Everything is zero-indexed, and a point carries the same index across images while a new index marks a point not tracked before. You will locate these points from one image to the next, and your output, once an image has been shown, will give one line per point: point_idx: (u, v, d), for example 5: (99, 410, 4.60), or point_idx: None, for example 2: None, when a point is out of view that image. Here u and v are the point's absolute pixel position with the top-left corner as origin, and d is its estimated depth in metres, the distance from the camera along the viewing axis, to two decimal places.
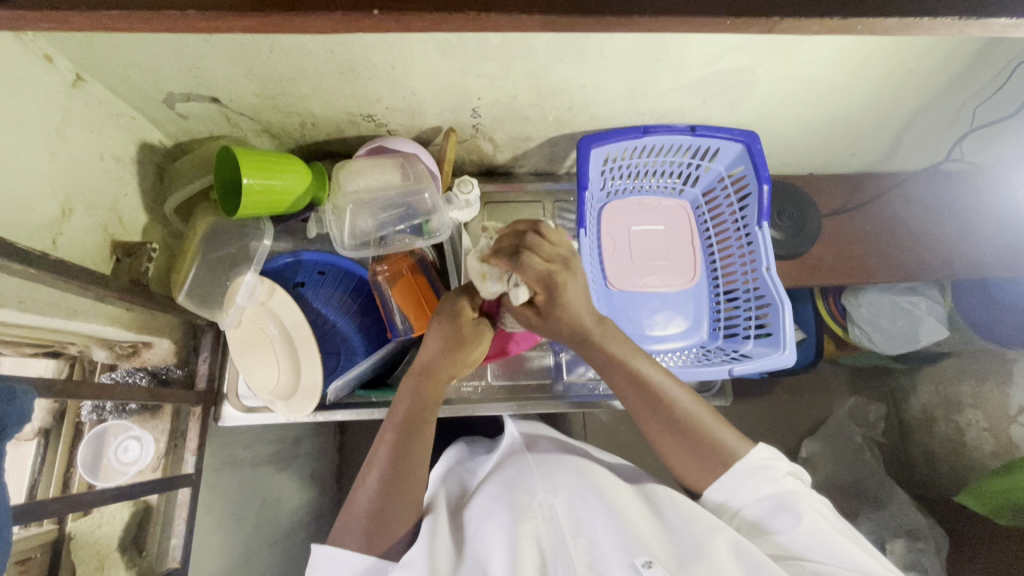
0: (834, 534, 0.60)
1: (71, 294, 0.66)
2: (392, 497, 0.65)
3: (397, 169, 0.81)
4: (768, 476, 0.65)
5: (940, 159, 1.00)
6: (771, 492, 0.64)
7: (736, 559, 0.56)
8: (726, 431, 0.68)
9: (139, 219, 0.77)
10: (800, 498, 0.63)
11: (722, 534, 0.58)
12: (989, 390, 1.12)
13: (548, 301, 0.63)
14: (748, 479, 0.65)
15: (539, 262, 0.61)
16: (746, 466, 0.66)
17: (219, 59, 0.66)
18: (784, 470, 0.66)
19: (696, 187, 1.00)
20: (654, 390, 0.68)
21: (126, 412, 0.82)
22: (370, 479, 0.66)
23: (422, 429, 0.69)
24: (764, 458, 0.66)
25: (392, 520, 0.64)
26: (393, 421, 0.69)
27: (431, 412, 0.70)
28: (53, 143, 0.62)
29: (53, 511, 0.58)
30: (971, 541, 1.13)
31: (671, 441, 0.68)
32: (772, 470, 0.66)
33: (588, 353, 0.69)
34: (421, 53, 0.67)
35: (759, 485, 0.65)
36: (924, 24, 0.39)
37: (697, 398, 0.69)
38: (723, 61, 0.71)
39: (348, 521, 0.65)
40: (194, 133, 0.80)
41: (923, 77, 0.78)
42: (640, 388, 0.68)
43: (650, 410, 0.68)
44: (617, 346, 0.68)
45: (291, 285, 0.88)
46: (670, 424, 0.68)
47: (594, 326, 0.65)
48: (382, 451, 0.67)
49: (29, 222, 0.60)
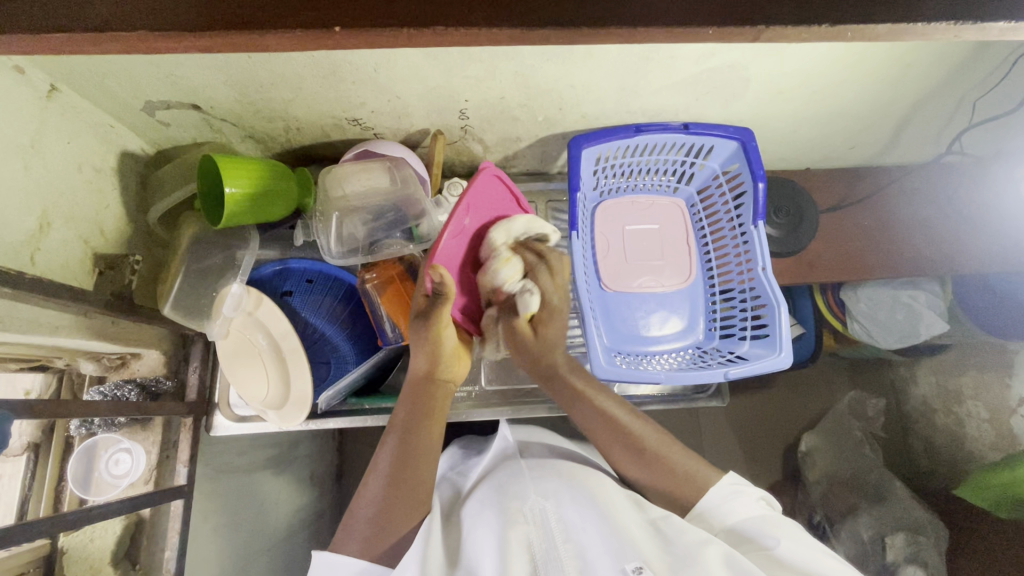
0: (812, 550, 0.59)
1: (53, 310, 0.65)
2: (393, 501, 0.63)
3: (384, 173, 0.80)
4: (744, 499, 0.66)
5: (940, 152, 0.98)
6: (749, 513, 0.64)
7: (726, 566, 0.55)
8: (690, 458, 0.71)
9: (123, 230, 0.76)
10: (776, 519, 0.63)
11: (713, 547, 0.57)
12: (990, 382, 1.11)
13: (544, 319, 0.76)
14: (725, 502, 0.66)
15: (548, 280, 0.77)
16: (720, 489, 0.67)
17: (197, 66, 0.64)
18: (756, 496, 0.67)
19: (690, 185, 0.98)
20: (616, 423, 0.72)
21: (115, 425, 0.81)
22: (371, 486, 0.65)
23: (425, 434, 0.69)
24: (735, 482, 0.68)
25: (393, 525, 0.62)
26: (394, 428, 0.69)
27: (433, 414, 0.71)
28: (27, 157, 0.61)
29: (41, 533, 0.57)
30: (972, 534, 1.13)
31: (639, 470, 0.71)
32: (745, 495, 0.67)
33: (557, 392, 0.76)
34: (404, 57, 0.65)
35: (736, 507, 0.65)
36: (918, 28, 0.38)
37: (660, 429, 0.73)
38: (714, 59, 0.69)
39: (350, 529, 0.64)
40: (177, 140, 0.79)
41: (921, 71, 0.76)
42: (606, 425, 0.72)
43: (619, 445, 0.72)
44: (583, 381, 0.75)
45: (278, 295, 0.86)
46: (635, 453, 0.71)
47: (562, 361, 0.76)
48: (383, 455, 0.67)
49: (5, 240, 0.59)
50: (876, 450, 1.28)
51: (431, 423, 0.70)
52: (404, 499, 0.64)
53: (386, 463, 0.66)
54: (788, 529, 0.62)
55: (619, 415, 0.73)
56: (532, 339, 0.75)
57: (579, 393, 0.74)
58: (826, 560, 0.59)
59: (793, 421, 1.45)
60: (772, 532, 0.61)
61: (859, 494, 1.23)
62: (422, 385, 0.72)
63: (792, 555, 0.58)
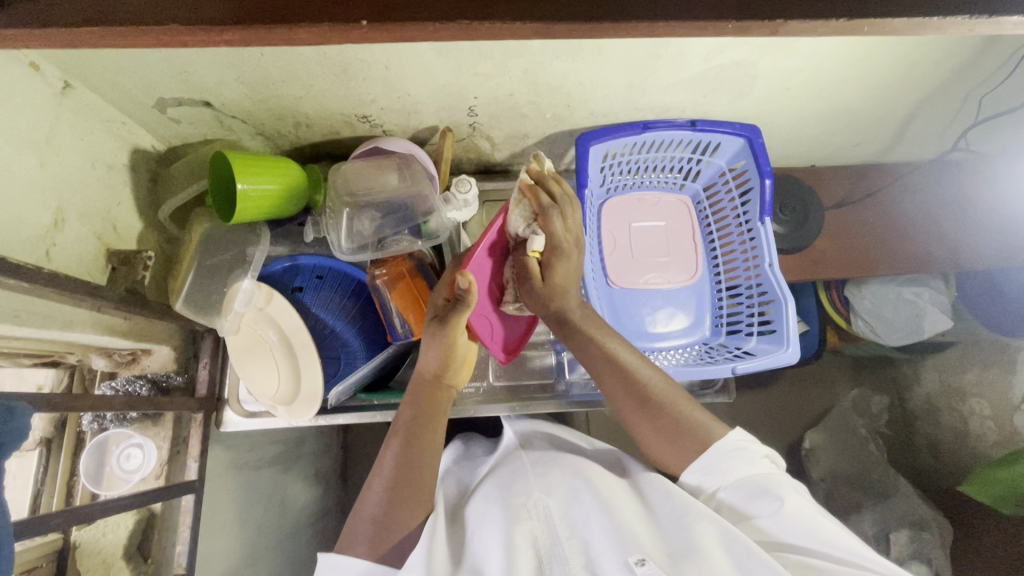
0: (810, 516, 0.59)
1: (67, 306, 0.66)
2: (397, 501, 0.64)
3: (394, 170, 0.81)
4: (746, 456, 0.64)
5: (945, 149, 0.98)
6: (748, 473, 0.63)
7: (727, 552, 0.55)
8: (695, 408, 0.69)
9: (135, 227, 0.76)
10: (777, 479, 0.62)
11: (710, 523, 0.58)
12: (993, 378, 1.11)
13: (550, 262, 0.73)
14: (725, 461, 0.64)
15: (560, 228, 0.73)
16: (724, 445, 0.65)
17: (210, 63, 0.65)
18: (761, 453, 0.66)
19: (697, 182, 0.99)
20: (622, 369, 0.71)
21: (126, 420, 0.82)
22: (376, 487, 0.66)
23: (428, 436, 0.70)
24: (740, 439, 0.66)
25: (397, 526, 0.62)
26: (398, 430, 0.70)
27: (437, 416, 0.72)
28: (42, 153, 0.61)
29: (57, 526, 0.58)
30: (975, 530, 1.13)
31: (647, 423, 0.69)
32: (749, 452, 0.65)
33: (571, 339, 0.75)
34: (416, 54, 0.66)
35: (736, 466, 0.64)
36: (933, 24, 0.38)
37: (669, 379, 0.72)
38: (723, 55, 0.70)
39: (355, 532, 0.63)
40: (188, 136, 0.79)
41: (927, 68, 0.76)
42: (613, 366, 0.71)
43: (624, 386, 0.71)
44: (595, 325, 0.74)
45: (290, 290, 0.87)
46: (642, 404, 0.70)
47: (575, 308, 0.74)
48: (387, 456, 0.68)
49: (21, 235, 0.59)
50: (880, 447, 1.29)
51: (434, 423, 0.72)
52: (406, 500, 0.64)
53: (390, 465, 0.67)
54: (788, 492, 0.61)
55: (627, 359, 0.72)
56: (541, 284, 0.74)
57: (588, 336, 0.73)
58: (824, 524, 0.59)
59: (797, 418, 1.46)
60: (773, 497, 0.60)
61: (862, 491, 1.23)
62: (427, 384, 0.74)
63: (791, 530, 0.58)
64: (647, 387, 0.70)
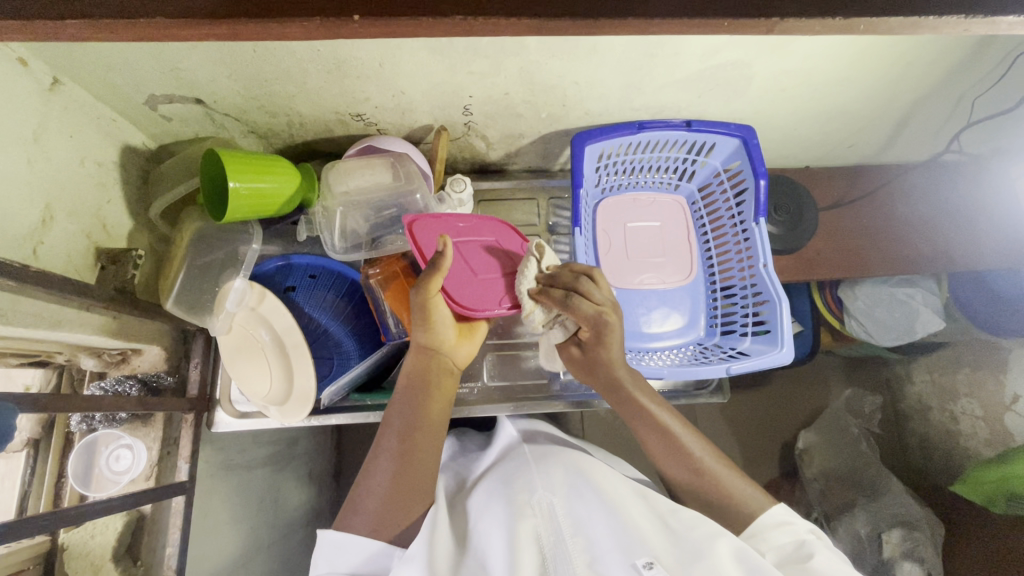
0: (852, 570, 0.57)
1: (55, 305, 0.65)
2: (398, 485, 0.63)
3: (387, 169, 0.80)
4: (790, 526, 0.64)
5: (938, 151, 0.99)
6: (793, 543, 0.63)
7: (737, 563, 0.54)
8: (742, 481, 0.69)
9: (125, 225, 0.75)
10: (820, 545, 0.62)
11: (724, 541, 0.57)
12: (984, 378, 1.13)
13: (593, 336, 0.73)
14: (771, 528, 0.64)
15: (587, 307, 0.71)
16: (770, 515, 0.65)
17: (202, 60, 0.64)
18: (806, 528, 0.65)
19: (692, 183, 0.99)
20: (677, 443, 0.71)
21: (116, 421, 0.81)
22: (379, 467, 0.65)
23: (426, 425, 0.68)
24: (785, 512, 0.66)
25: (397, 509, 0.63)
26: (395, 414, 0.69)
27: (433, 393, 0.71)
28: (31, 151, 0.60)
29: (45, 527, 0.57)
30: (966, 529, 1.14)
31: (690, 494, 0.70)
32: (795, 526, 0.65)
33: (617, 402, 0.75)
34: (410, 52, 0.65)
35: (782, 533, 0.64)
36: (929, 23, 0.38)
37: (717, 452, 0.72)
38: (719, 55, 0.69)
39: (356, 502, 0.64)
40: (180, 134, 0.79)
41: (920, 70, 0.77)
42: (666, 441, 0.72)
43: (674, 458, 0.71)
44: (650, 403, 0.73)
45: (280, 290, 0.86)
46: (690, 473, 0.70)
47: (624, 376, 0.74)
48: (388, 434, 0.68)
49: (9, 233, 0.58)
50: (873, 447, 1.29)
51: (431, 408, 0.70)
52: (407, 483, 0.64)
53: (390, 446, 0.66)
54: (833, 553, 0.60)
55: (680, 435, 0.71)
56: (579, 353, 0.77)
57: (646, 412, 0.73)
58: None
59: (791, 418, 1.46)
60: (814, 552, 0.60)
61: (855, 490, 1.24)
62: (422, 362, 0.72)
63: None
64: (699, 461, 0.70)
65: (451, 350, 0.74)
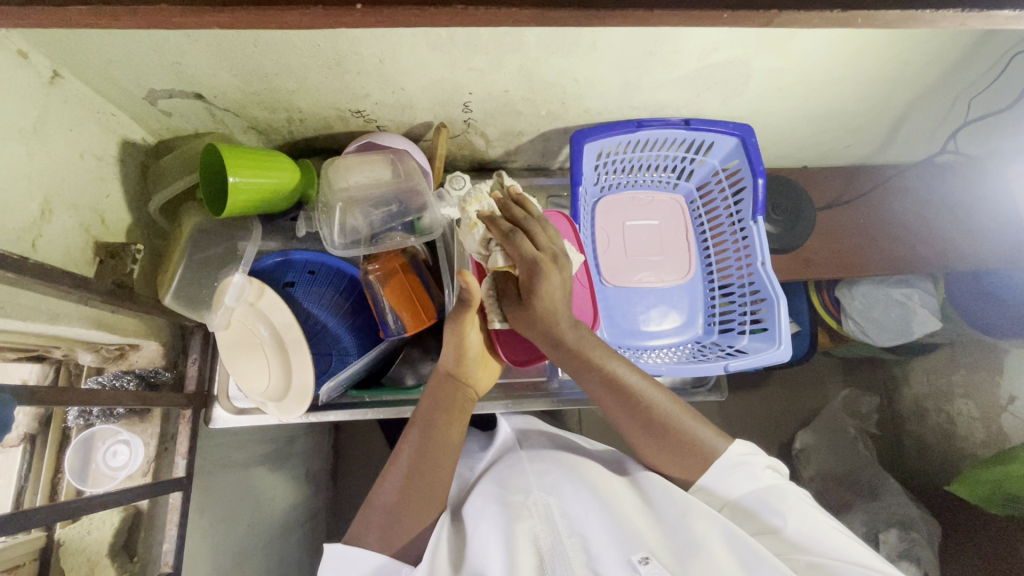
0: (811, 510, 0.62)
1: (53, 299, 0.65)
2: (411, 503, 0.63)
3: (386, 165, 0.80)
4: (748, 471, 0.66)
5: (935, 152, 0.99)
6: (752, 485, 0.65)
7: (730, 548, 0.56)
8: (703, 426, 0.69)
9: (124, 220, 0.75)
10: (781, 490, 0.64)
11: (712, 522, 0.58)
12: (981, 379, 1.13)
13: (530, 281, 0.66)
14: (730, 475, 0.66)
15: (528, 247, 0.66)
16: (725, 460, 0.67)
17: (202, 54, 0.64)
18: (762, 464, 0.67)
19: (690, 182, 0.99)
20: (631, 394, 0.69)
21: (113, 416, 0.80)
22: (392, 478, 0.65)
23: (444, 442, 0.67)
24: (743, 453, 0.67)
25: (405, 524, 0.62)
26: (414, 424, 0.68)
27: (454, 410, 0.70)
28: (31, 144, 0.61)
29: (41, 521, 0.57)
30: (964, 530, 1.14)
31: (655, 446, 0.69)
32: (752, 465, 0.66)
33: (561, 359, 0.71)
34: (410, 47, 0.65)
35: (741, 481, 0.66)
36: (928, 16, 0.38)
37: (674, 398, 0.71)
38: (718, 54, 0.70)
39: (369, 515, 0.64)
40: (179, 130, 0.79)
41: (916, 70, 0.77)
42: (615, 393, 0.70)
43: (628, 412, 0.69)
44: (591, 349, 0.69)
45: (280, 285, 0.86)
46: (647, 424, 0.69)
47: (568, 330, 0.68)
48: (403, 453, 0.66)
49: (7, 225, 0.58)
50: (870, 447, 1.29)
51: (449, 426, 0.69)
52: (420, 500, 0.63)
53: (406, 458, 0.66)
54: (793, 501, 0.63)
55: (630, 383, 0.70)
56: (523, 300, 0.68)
57: (591, 363, 0.69)
58: (828, 529, 0.61)
59: (788, 419, 1.46)
60: (777, 508, 0.62)
61: (853, 490, 1.24)
62: (444, 385, 0.72)
63: (796, 534, 0.61)
64: (647, 400, 0.69)
65: (473, 377, 0.74)
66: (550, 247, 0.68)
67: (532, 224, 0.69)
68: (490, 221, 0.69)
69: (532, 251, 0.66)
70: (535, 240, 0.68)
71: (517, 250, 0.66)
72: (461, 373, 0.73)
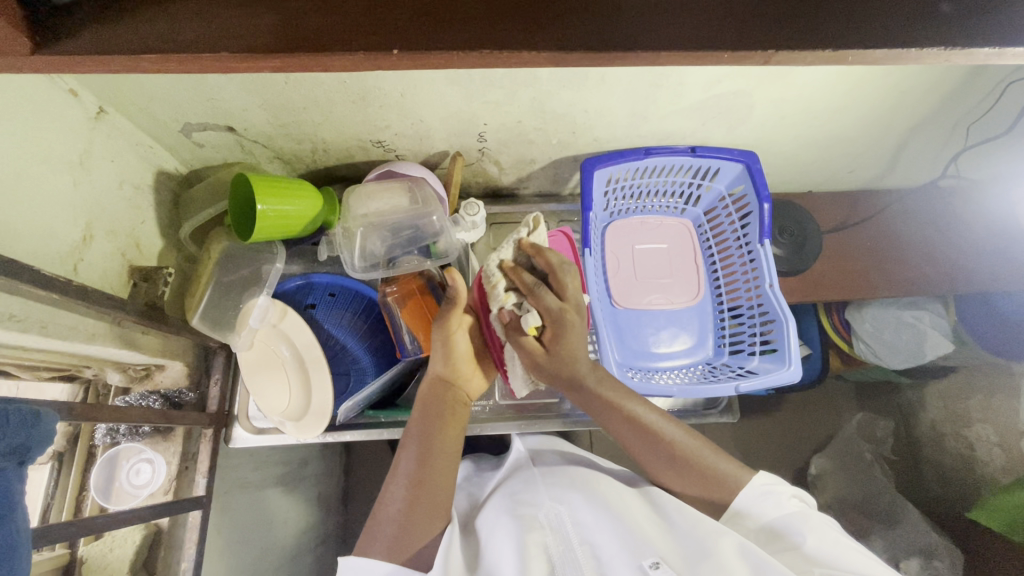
0: (843, 539, 0.61)
1: (91, 319, 0.68)
2: (415, 511, 0.63)
3: (404, 193, 0.83)
4: (775, 498, 0.66)
5: (937, 176, 1.01)
6: (780, 511, 0.65)
7: (742, 559, 0.55)
8: (722, 459, 0.71)
9: (156, 244, 0.79)
10: (807, 515, 0.64)
11: (727, 537, 0.58)
12: (999, 403, 1.12)
13: (555, 334, 0.72)
14: (757, 503, 0.66)
15: (552, 299, 0.71)
16: (752, 489, 0.67)
17: (237, 91, 0.69)
18: (788, 493, 0.67)
19: (698, 207, 1.01)
20: (649, 432, 0.72)
21: (138, 434, 0.83)
22: (396, 488, 0.66)
23: (441, 448, 0.69)
24: (767, 482, 0.68)
25: (415, 536, 0.62)
26: (411, 434, 0.71)
27: (448, 419, 0.73)
28: (76, 174, 0.65)
29: (69, 535, 0.59)
30: (988, 560, 1.12)
31: (684, 481, 0.71)
32: (777, 493, 0.67)
33: (582, 401, 0.75)
34: (430, 83, 0.69)
35: (767, 508, 0.65)
36: (911, 54, 0.41)
37: (691, 432, 0.73)
38: (721, 86, 0.73)
39: (374, 532, 0.64)
40: (210, 160, 0.83)
41: (914, 100, 0.80)
42: (635, 430, 0.72)
43: (651, 449, 0.72)
44: (610, 391, 0.74)
45: (302, 307, 0.90)
46: (671, 459, 0.71)
47: (589, 373, 0.74)
48: (403, 462, 0.68)
49: (52, 251, 0.62)
50: (887, 472, 1.28)
51: (445, 434, 0.71)
52: (426, 507, 0.64)
53: (407, 467, 0.67)
54: (820, 526, 0.62)
55: (648, 420, 0.73)
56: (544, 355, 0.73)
57: (608, 403, 0.73)
58: (849, 549, 0.60)
59: (804, 444, 1.44)
60: (801, 530, 0.62)
61: (870, 517, 1.22)
62: (436, 389, 0.75)
63: (819, 559, 0.60)
64: (668, 437, 0.72)
65: (465, 380, 0.79)
66: (572, 296, 0.73)
67: (563, 270, 0.72)
68: (512, 272, 0.73)
69: (556, 302, 0.71)
70: (558, 291, 0.72)
71: (542, 303, 0.71)
72: (453, 380, 0.77)
